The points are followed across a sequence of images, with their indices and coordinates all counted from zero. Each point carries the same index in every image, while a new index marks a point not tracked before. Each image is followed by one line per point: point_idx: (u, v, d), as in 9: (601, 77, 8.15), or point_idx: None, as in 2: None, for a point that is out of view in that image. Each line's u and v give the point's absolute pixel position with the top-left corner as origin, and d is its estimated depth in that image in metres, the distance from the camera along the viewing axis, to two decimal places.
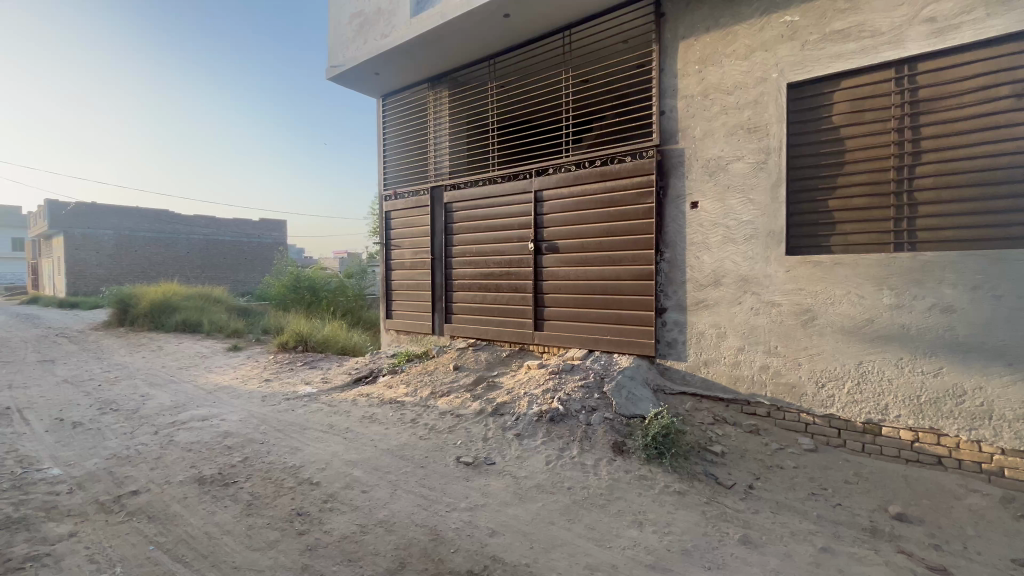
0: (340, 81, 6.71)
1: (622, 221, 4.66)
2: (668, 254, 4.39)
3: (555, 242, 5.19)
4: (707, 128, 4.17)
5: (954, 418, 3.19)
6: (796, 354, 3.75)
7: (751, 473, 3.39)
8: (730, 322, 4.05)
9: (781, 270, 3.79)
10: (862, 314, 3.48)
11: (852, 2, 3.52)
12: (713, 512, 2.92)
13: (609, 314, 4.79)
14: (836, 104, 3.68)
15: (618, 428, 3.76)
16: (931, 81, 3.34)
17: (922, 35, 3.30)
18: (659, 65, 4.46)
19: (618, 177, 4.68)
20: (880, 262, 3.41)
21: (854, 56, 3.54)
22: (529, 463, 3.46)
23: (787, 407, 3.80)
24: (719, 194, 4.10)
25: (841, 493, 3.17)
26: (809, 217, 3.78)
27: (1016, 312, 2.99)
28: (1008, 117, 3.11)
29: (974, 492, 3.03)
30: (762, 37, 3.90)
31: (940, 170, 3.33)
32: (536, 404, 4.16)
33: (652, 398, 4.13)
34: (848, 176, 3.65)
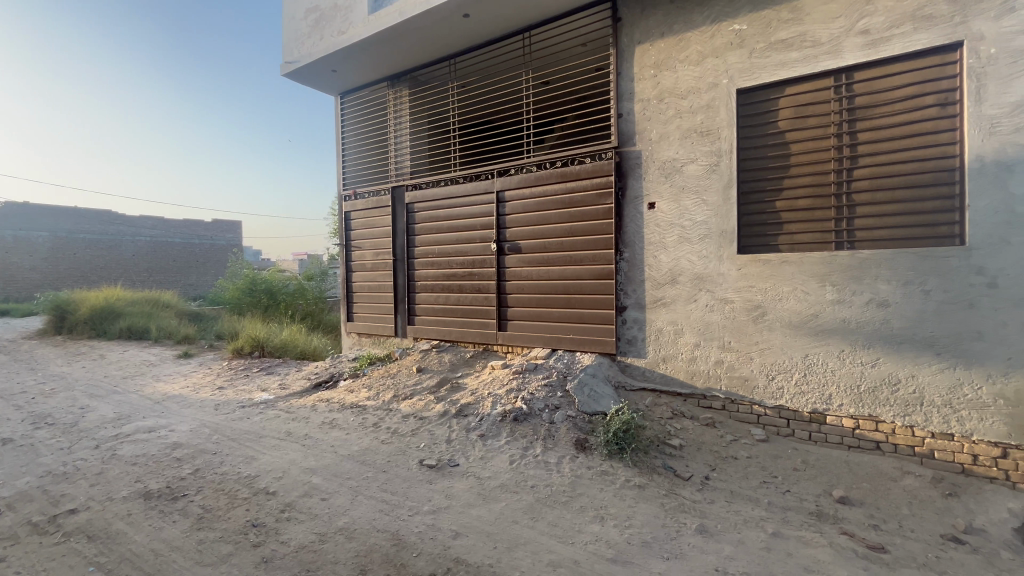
0: (295, 77, 6.51)
1: (583, 222, 4.74)
2: (627, 253, 4.49)
3: (517, 242, 5.22)
4: (663, 131, 4.29)
5: (890, 405, 3.41)
6: (748, 349, 3.91)
7: (707, 465, 3.52)
8: (686, 319, 4.18)
9: (733, 268, 3.94)
10: (807, 310, 3.66)
11: (794, 13, 3.71)
12: (672, 504, 3.00)
13: (571, 313, 4.85)
14: (781, 110, 3.86)
15: (581, 426, 3.82)
16: (865, 89, 3.56)
17: (857, 46, 3.51)
18: (616, 68, 4.56)
19: (578, 178, 4.75)
20: (822, 260, 3.60)
21: (797, 65, 3.73)
22: (493, 463, 3.46)
23: (740, 399, 3.96)
24: (674, 195, 4.22)
25: (790, 480, 3.34)
26: (758, 217, 3.96)
27: (943, 305, 3.22)
28: (933, 125, 3.35)
29: (908, 474, 3.25)
30: (713, 44, 4.05)
31: (875, 173, 3.55)
32: (500, 404, 4.16)
33: (613, 395, 4.21)
34: (793, 178, 3.84)
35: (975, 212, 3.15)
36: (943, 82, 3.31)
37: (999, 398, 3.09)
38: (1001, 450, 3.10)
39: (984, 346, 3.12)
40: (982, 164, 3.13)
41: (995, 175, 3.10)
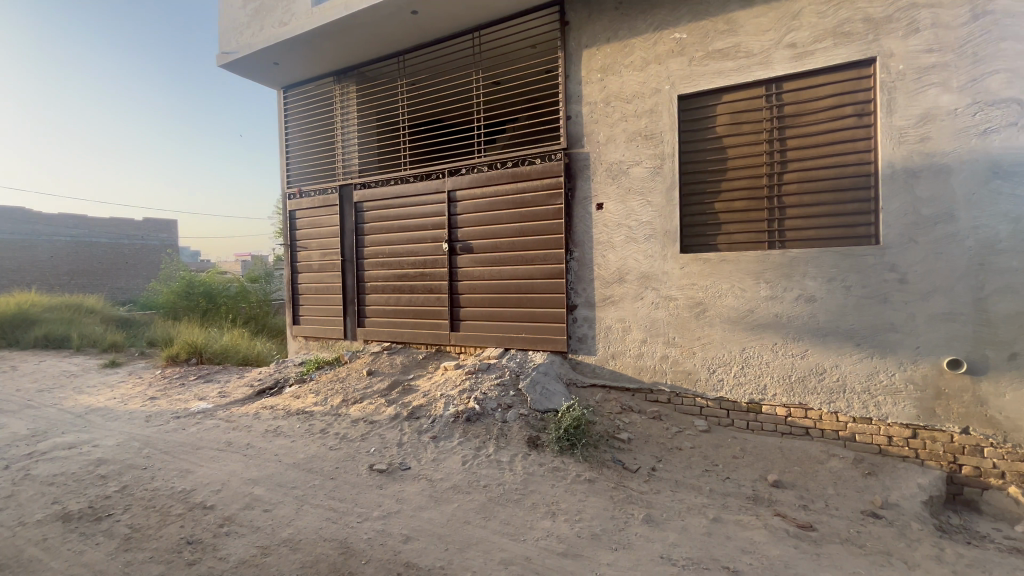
0: (233, 69, 6.18)
1: (534, 222, 4.79)
2: (577, 253, 4.58)
3: (469, 242, 5.20)
4: (610, 134, 4.41)
5: (817, 393, 3.66)
6: (690, 344, 4.09)
7: (654, 456, 3.65)
8: (633, 316, 4.32)
9: (676, 267, 4.11)
10: (743, 305, 3.87)
11: (729, 24, 3.91)
12: (620, 496, 3.09)
13: (523, 312, 4.89)
14: (719, 116, 4.06)
15: (533, 423, 3.86)
16: (793, 99, 3.81)
17: (785, 58, 3.75)
18: (565, 71, 4.63)
19: (528, 178, 4.79)
20: (757, 259, 3.82)
21: (732, 74, 3.93)
22: (446, 465, 3.43)
23: (684, 392, 4.13)
24: (621, 196, 4.35)
25: (730, 467, 3.52)
26: (699, 218, 4.14)
27: (861, 299, 3.51)
28: (851, 133, 3.63)
29: (834, 456, 3.51)
30: (656, 51, 4.20)
31: (802, 177, 3.81)
32: (452, 405, 4.13)
33: (564, 392, 4.28)
34: (730, 181, 4.04)
35: (888, 215, 3.44)
36: (860, 94, 3.60)
37: (909, 383, 3.40)
38: (911, 430, 3.41)
39: (897, 336, 3.42)
40: (893, 170, 3.43)
41: (904, 180, 3.40)
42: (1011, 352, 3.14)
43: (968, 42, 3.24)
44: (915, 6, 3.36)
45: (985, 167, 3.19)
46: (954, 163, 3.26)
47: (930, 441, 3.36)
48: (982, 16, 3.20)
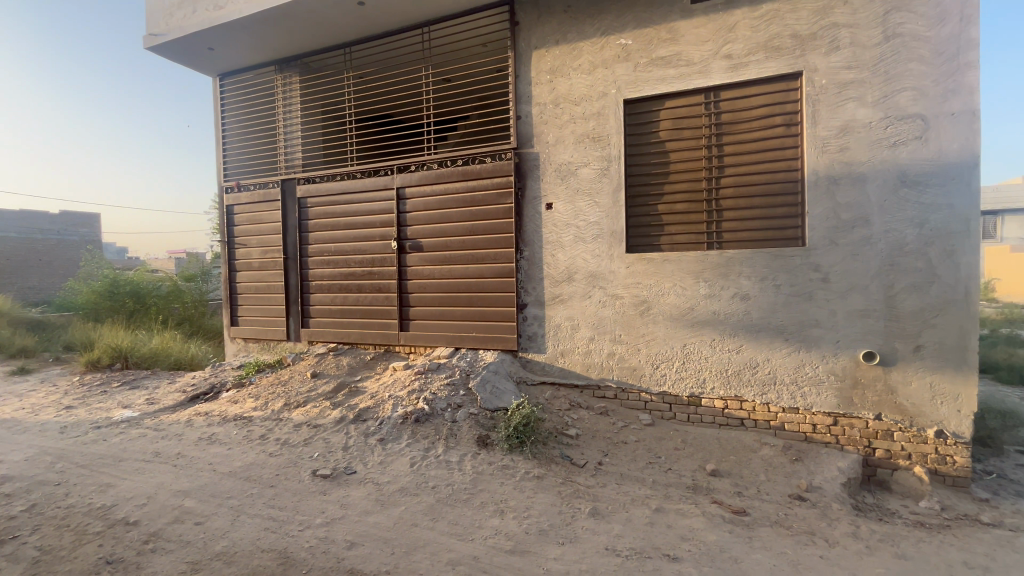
0: (163, 53, 5.76)
1: (484, 221, 4.78)
2: (527, 252, 4.61)
3: (418, 240, 5.12)
4: (559, 135, 4.47)
5: (751, 386, 3.88)
6: (636, 341, 4.23)
7: (601, 451, 3.75)
8: (582, 314, 4.41)
9: (622, 266, 4.24)
10: (685, 303, 4.05)
11: (671, 33, 4.07)
12: (568, 491, 3.15)
13: (474, 311, 4.88)
14: (662, 121, 4.22)
15: (483, 423, 3.86)
16: (730, 107, 4.02)
17: (722, 69, 3.95)
18: (515, 71, 4.65)
19: (479, 177, 4.78)
20: (697, 259, 4.00)
21: (674, 81, 4.09)
22: (393, 467, 3.36)
23: (630, 388, 4.26)
24: (570, 196, 4.43)
25: (672, 458, 3.68)
26: (643, 219, 4.28)
27: (790, 297, 3.75)
28: (781, 142, 3.87)
29: (765, 444, 3.74)
30: (603, 55, 4.30)
31: (738, 182, 4.02)
32: (401, 406, 4.05)
33: (514, 390, 4.31)
34: (672, 184, 4.20)
35: (813, 218, 3.70)
36: (788, 106, 3.85)
37: (831, 374, 3.67)
38: (833, 418, 3.69)
39: (820, 331, 3.69)
40: (817, 177, 3.69)
41: (827, 187, 3.67)
42: (916, 345, 3.47)
43: (881, 61, 3.53)
44: (836, 25, 3.63)
45: (895, 177, 3.50)
46: (870, 172, 3.56)
47: (848, 427, 3.65)
48: (893, 38, 3.50)
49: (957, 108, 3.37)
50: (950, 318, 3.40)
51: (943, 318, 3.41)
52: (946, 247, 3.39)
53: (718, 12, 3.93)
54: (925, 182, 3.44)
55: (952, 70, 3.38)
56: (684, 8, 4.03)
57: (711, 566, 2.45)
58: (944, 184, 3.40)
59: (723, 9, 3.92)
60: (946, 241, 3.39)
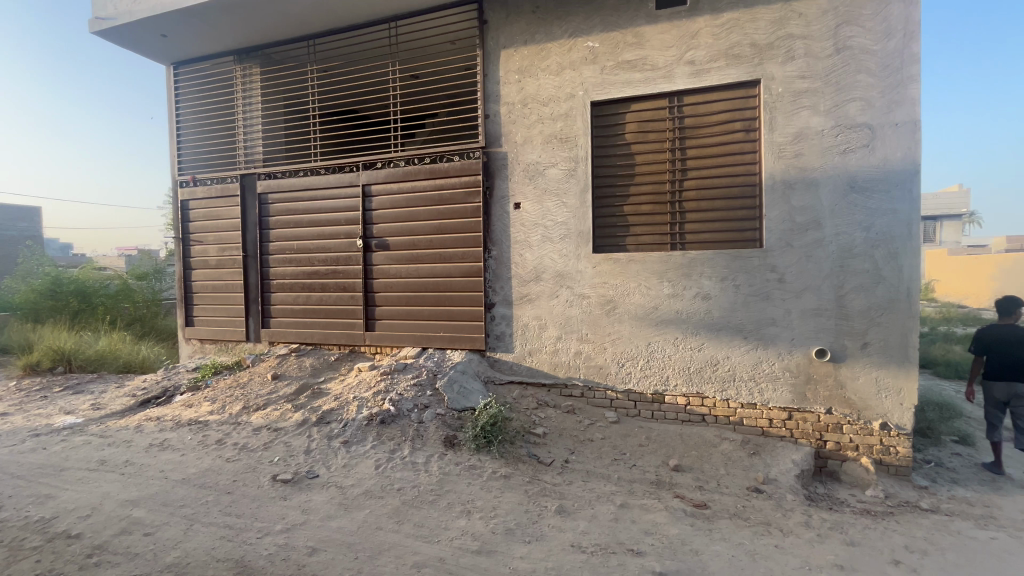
0: (110, 37, 5.45)
1: (452, 219, 4.75)
2: (495, 252, 4.61)
3: (384, 238, 5.03)
4: (527, 135, 4.49)
5: (712, 383, 4.00)
6: (602, 340, 4.29)
7: (567, 449, 3.78)
8: (549, 314, 4.44)
9: (589, 266, 4.29)
10: (649, 303, 4.13)
11: (637, 38, 4.15)
12: (535, 489, 3.17)
13: (441, 311, 4.83)
14: (628, 124, 4.29)
15: (450, 423, 3.83)
16: (692, 112, 4.13)
17: (686, 74, 4.05)
18: (483, 69, 4.63)
19: (447, 175, 4.74)
20: (661, 259, 4.09)
21: (640, 85, 4.17)
22: (358, 470, 3.29)
23: (596, 386, 4.32)
24: (538, 196, 4.45)
25: (636, 454, 3.75)
26: (610, 220, 4.35)
27: (748, 297, 3.89)
28: (741, 147, 4.01)
29: (725, 439, 3.86)
30: (570, 57, 4.34)
31: (700, 185, 4.14)
32: (365, 408, 3.97)
33: (482, 390, 4.29)
34: (638, 185, 4.29)
35: (770, 221, 3.85)
36: (747, 112, 3.99)
37: (786, 371, 3.83)
38: (787, 413, 3.85)
39: (776, 330, 3.84)
40: (774, 181, 3.84)
41: (783, 191, 3.82)
42: (863, 342, 3.66)
43: (832, 72, 3.71)
44: (791, 36, 3.78)
45: (845, 182, 3.68)
46: (822, 178, 3.73)
47: (802, 421, 3.82)
48: (843, 50, 3.67)
49: (900, 119, 3.57)
50: (893, 317, 3.60)
51: (888, 317, 3.61)
52: (890, 249, 3.60)
53: (682, 19, 4.03)
54: (872, 188, 3.63)
55: (896, 83, 3.58)
56: (649, 13, 4.11)
57: (672, 559, 2.52)
58: (888, 190, 3.60)
59: (686, 16, 4.02)
60: (890, 244, 3.60)
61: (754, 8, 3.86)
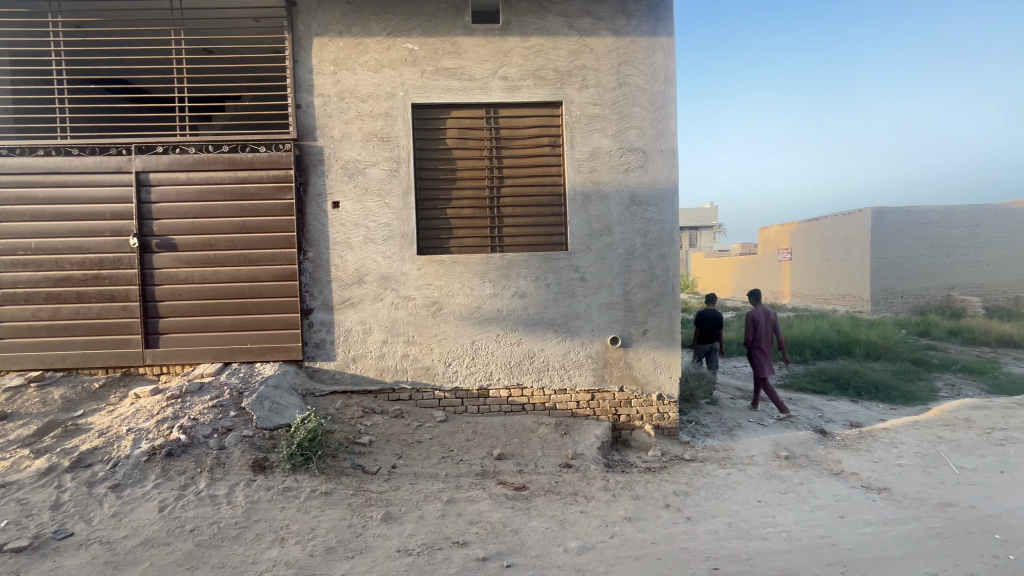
0: None
1: (259, 218, 4.25)
2: (311, 253, 4.27)
3: (169, 236, 4.24)
4: (345, 131, 4.27)
5: (530, 374, 4.37)
6: (428, 341, 4.32)
7: (395, 454, 3.73)
8: (374, 317, 4.30)
9: (414, 268, 4.29)
10: (473, 303, 4.32)
11: (455, 48, 4.30)
12: (359, 501, 3.03)
13: (248, 320, 4.28)
14: (449, 129, 4.41)
15: (259, 444, 3.42)
16: (507, 124, 4.44)
17: (500, 88, 4.35)
18: (293, 54, 4.24)
19: (251, 168, 4.24)
20: (482, 261, 4.31)
21: (458, 92, 4.33)
22: (133, 518, 2.71)
23: (424, 387, 4.34)
24: (358, 195, 4.28)
25: (463, 450, 3.89)
26: (433, 222, 4.41)
27: (557, 294, 4.36)
28: (548, 160, 4.47)
29: (542, 423, 4.25)
30: (390, 56, 4.27)
31: (515, 192, 4.48)
32: (145, 441, 3.28)
33: (300, 404, 3.92)
34: (459, 190, 4.44)
35: (573, 227, 4.37)
36: (553, 129, 4.46)
37: (588, 358, 4.40)
38: (590, 394, 4.42)
39: (580, 322, 4.38)
40: (576, 192, 4.38)
41: (582, 201, 4.38)
42: (644, 329, 4.41)
43: (617, 102, 4.38)
44: (585, 67, 4.36)
45: (628, 196, 4.39)
46: (611, 191, 4.38)
47: (602, 400, 4.42)
48: (623, 85, 4.38)
49: (664, 146, 4.41)
50: (663, 307, 4.43)
51: (660, 307, 4.42)
52: (660, 252, 4.41)
53: (495, 36, 4.31)
54: (646, 202, 4.40)
55: (660, 117, 4.41)
56: (465, 25, 4.29)
57: (495, 543, 2.69)
58: (657, 204, 4.41)
59: (499, 34, 4.31)
60: (661, 248, 4.41)
61: (556, 37, 4.33)
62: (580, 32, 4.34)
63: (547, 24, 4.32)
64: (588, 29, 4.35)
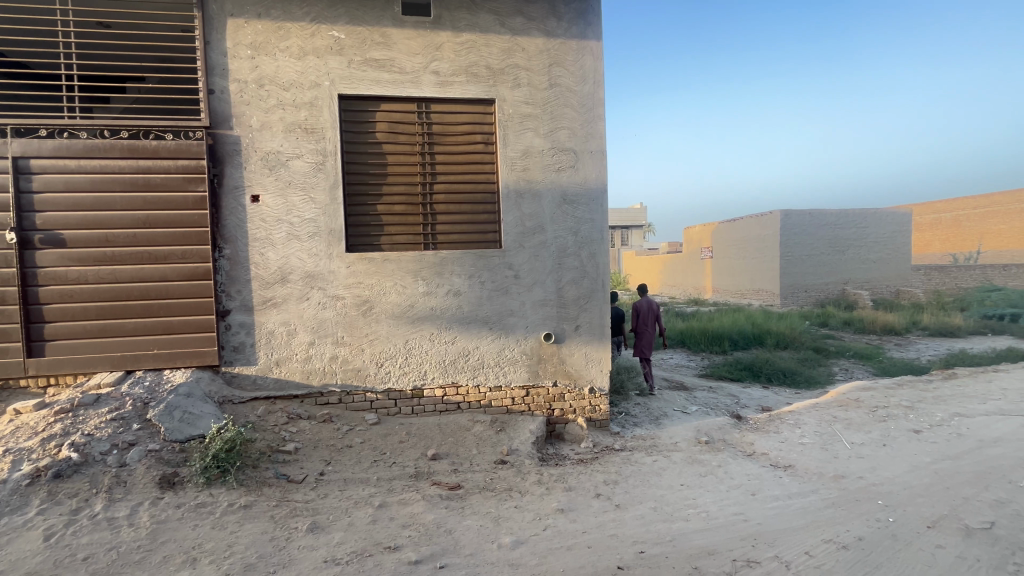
0: None
1: (166, 212, 3.89)
2: (227, 250, 3.98)
3: (55, 231, 3.75)
4: (265, 120, 4.01)
5: (465, 372, 4.34)
6: (359, 342, 4.17)
7: (323, 460, 3.57)
8: (299, 318, 4.08)
9: (343, 266, 4.12)
10: (405, 301, 4.22)
11: (384, 38, 4.16)
12: (282, 512, 2.87)
13: (154, 323, 3.90)
14: (378, 122, 4.27)
15: (168, 459, 3.13)
16: (439, 119, 4.38)
17: (431, 83, 4.27)
18: (203, 34, 3.91)
19: (157, 156, 3.87)
20: (415, 259, 4.22)
21: (388, 85, 4.20)
22: (10, 550, 2.38)
23: (354, 390, 4.18)
24: (280, 189, 4.04)
25: (396, 452, 3.80)
26: (362, 219, 4.25)
27: (491, 292, 4.36)
28: (481, 157, 4.46)
29: (477, 421, 4.24)
30: (313, 43, 4.06)
31: (448, 189, 4.43)
32: (27, 462, 2.89)
33: (215, 412, 3.64)
34: (390, 185, 4.31)
35: (506, 225, 4.40)
36: (486, 127, 4.46)
37: (522, 354, 4.45)
38: (525, 390, 4.48)
39: (514, 320, 4.41)
40: (509, 190, 4.41)
41: (515, 199, 4.41)
42: (576, 325, 4.53)
43: (548, 102, 4.45)
44: (517, 66, 4.39)
45: (560, 195, 4.48)
46: (543, 190, 4.45)
47: (536, 395, 4.50)
48: (554, 86, 4.46)
49: (593, 147, 4.55)
50: (594, 303, 4.57)
51: (591, 303, 4.56)
52: (591, 250, 4.55)
53: (426, 29, 4.22)
54: (577, 201, 4.52)
55: (589, 119, 4.54)
56: (395, 16, 4.17)
57: (427, 544, 2.65)
58: (588, 203, 4.55)
59: (430, 27, 4.23)
60: (591, 246, 4.55)
61: (487, 34, 4.32)
62: (512, 31, 4.36)
63: (478, 21, 4.30)
64: (520, 28, 4.38)
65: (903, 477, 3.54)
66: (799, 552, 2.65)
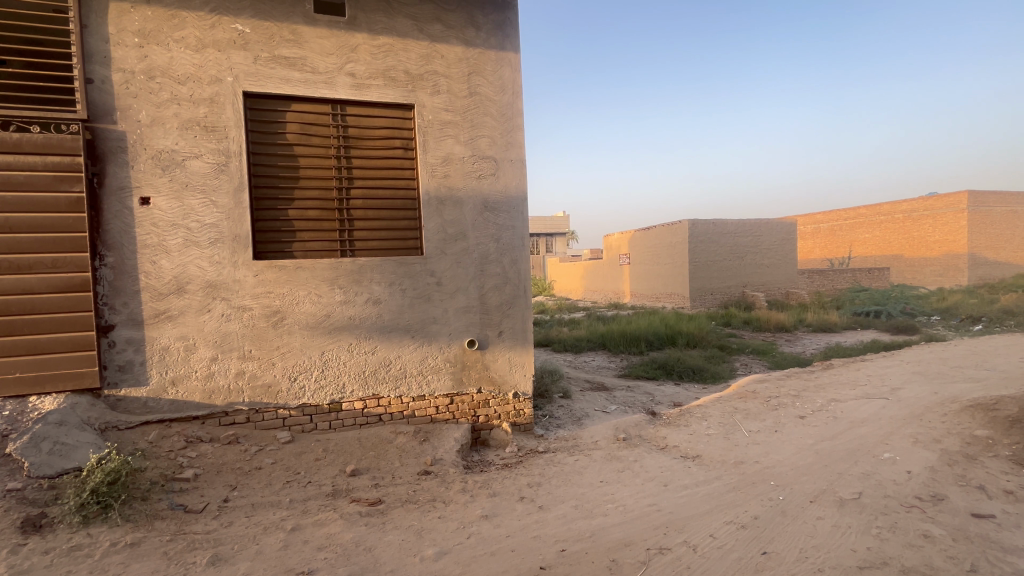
0: None
1: (31, 214, 3.38)
2: (110, 258, 3.56)
3: None
4: (156, 115, 3.66)
5: (387, 383, 4.22)
6: (269, 355, 3.90)
7: (227, 485, 3.29)
8: (199, 332, 3.74)
9: (250, 274, 3.84)
10: (321, 311, 4.01)
11: (295, 35, 3.97)
12: (177, 547, 2.60)
13: (14, 343, 3.35)
14: (289, 124, 4.06)
15: (33, 498, 2.72)
16: (355, 123, 4.26)
17: (347, 85, 4.14)
18: (79, 17, 3.48)
19: (19, 151, 3.36)
20: (331, 266, 4.04)
21: (300, 85, 4.00)
22: None
23: (264, 407, 3.90)
24: (175, 191, 3.69)
25: (311, 471, 3.61)
26: (272, 225, 4.01)
27: (413, 299, 4.28)
28: (399, 162, 4.39)
29: (400, 433, 4.14)
30: (213, 35, 3.77)
31: (366, 194, 4.30)
32: None
33: (95, 441, 3.21)
34: (304, 189, 4.11)
35: (427, 231, 4.35)
36: (405, 132, 4.40)
37: (446, 362, 4.41)
38: (449, 398, 4.44)
39: (437, 327, 4.36)
40: (429, 197, 4.37)
41: (436, 206, 4.38)
42: (499, 330, 4.57)
43: (467, 110, 4.48)
44: (436, 73, 4.38)
45: (481, 202, 4.52)
46: (464, 197, 4.46)
47: (461, 403, 4.48)
48: (473, 94, 4.50)
49: (513, 156, 4.65)
50: (517, 309, 4.63)
51: (514, 309, 4.62)
52: (513, 257, 4.62)
53: (340, 29, 4.09)
54: (498, 208, 4.58)
55: (508, 128, 4.63)
56: (306, 14, 3.99)
57: (345, 565, 2.53)
58: (508, 211, 4.62)
59: (345, 28, 4.10)
60: (513, 253, 4.61)
61: (405, 39, 4.27)
62: (430, 37, 4.35)
63: (396, 25, 4.24)
64: (438, 36, 4.38)
65: (792, 459, 3.95)
66: (704, 535, 2.86)
